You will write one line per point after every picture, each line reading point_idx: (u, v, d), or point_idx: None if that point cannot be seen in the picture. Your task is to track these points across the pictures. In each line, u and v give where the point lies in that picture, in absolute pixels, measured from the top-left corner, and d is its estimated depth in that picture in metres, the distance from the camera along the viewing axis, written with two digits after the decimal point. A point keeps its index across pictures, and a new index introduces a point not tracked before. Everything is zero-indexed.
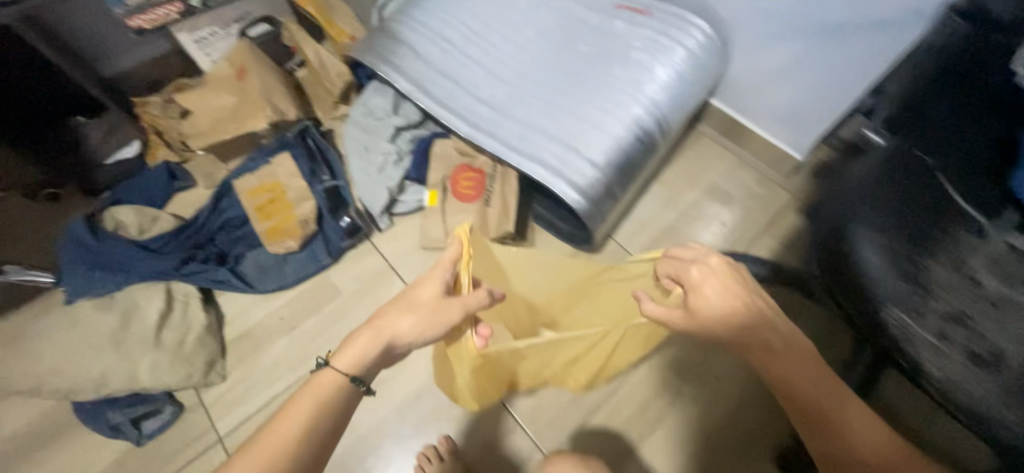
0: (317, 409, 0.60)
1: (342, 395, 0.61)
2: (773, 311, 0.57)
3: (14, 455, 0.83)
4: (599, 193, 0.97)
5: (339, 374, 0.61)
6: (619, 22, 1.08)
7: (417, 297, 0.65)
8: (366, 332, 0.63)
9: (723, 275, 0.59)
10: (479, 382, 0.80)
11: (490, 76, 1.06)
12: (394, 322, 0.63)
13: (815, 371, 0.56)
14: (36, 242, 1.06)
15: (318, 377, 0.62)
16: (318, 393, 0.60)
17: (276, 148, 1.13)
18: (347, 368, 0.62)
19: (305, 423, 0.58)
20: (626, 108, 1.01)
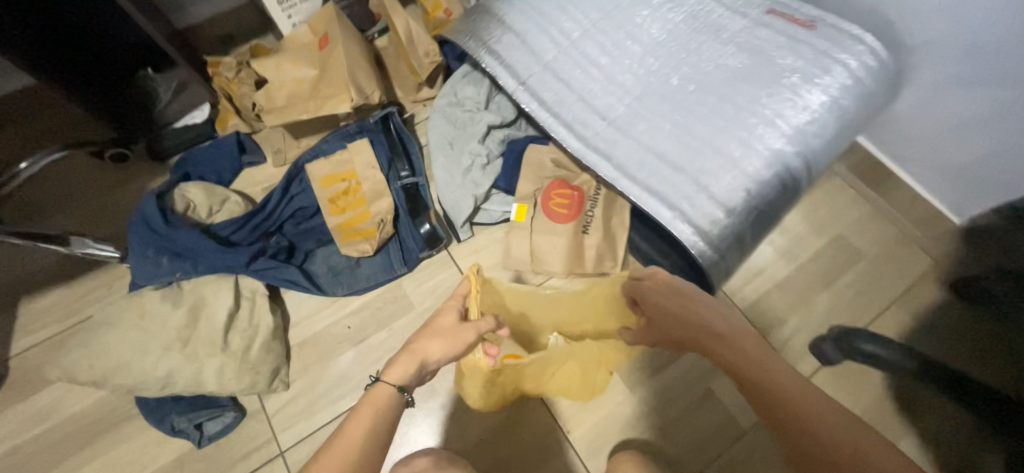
0: (378, 417, 0.60)
1: (395, 403, 0.62)
2: (700, 293, 0.72)
3: (76, 437, 0.81)
4: (726, 243, 0.80)
5: (389, 388, 0.62)
6: (768, 34, 0.91)
7: (439, 322, 0.69)
8: (407, 351, 0.65)
9: (662, 286, 0.75)
10: (488, 398, 0.87)
11: (608, 82, 0.92)
12: (425, 344, 0.66)
13: (749, 350, 0.63)
14: (100, 206, 1.00)
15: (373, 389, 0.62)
16: (374, 405, 0.61)
17: (355, 133, 1.01)
18: (393, 381, 0.62)
19: (371, 432, 0.57)
20: (769, 142, 0.83)
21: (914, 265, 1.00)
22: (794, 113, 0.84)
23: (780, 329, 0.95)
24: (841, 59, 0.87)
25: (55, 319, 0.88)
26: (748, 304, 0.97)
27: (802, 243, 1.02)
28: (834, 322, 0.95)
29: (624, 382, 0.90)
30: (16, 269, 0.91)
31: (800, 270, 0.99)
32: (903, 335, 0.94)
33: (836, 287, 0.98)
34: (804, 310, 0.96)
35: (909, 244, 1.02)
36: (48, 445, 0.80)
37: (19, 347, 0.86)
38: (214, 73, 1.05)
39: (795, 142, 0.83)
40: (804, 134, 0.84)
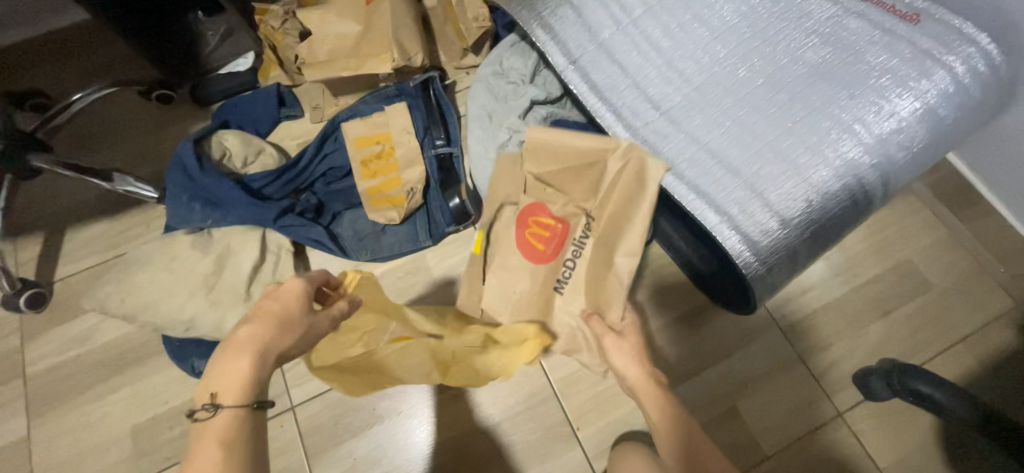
0: (233, 442, 0.44)
1: (250, 422, 0.46)
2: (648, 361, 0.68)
3: (105, 365, 0.85)
4: (779, 258, 0.72)
5: (238, 412, 0.45)
6: (861, 26, 0.80)
7: (288, 305, 0.52)
8: (251, 353, 0.47)
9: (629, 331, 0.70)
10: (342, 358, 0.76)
11: (665, 67, 0.84)
12: (280, 337, 0.50)
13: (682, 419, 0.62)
14: (146, 146, 1.02)
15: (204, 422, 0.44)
16: (221, 434, 0.44)
17: (394, 95, 0.99)
18: (238, 404, 0.45)
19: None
20: (842, 153, 0.73)
21: (991, 305, 0.88)
22: (878, 119, 0.74)
23: (822, 354, 0.87)
24: (947, 63, 0.74)
25: (95, 250, 0.92)
26: (791, 323, 0.89)
27: (861, 264, 0.92)
28: (884, 356, 0.86)
29: None
30: (63, 198, 0.95)
31: (854, 294, 0.90)
32: (963, 382, 0.85)
33: (893, 318, 0.89)
34: (851, 337, 0.88)
35: (988, 282, 0.90)
36: (79, 369, 0.85)
37: (60, 273, 0.91)
38: (261, 22, 1.03)
39: (876, 153, 0.73)
40: (888, 144, 0.73)
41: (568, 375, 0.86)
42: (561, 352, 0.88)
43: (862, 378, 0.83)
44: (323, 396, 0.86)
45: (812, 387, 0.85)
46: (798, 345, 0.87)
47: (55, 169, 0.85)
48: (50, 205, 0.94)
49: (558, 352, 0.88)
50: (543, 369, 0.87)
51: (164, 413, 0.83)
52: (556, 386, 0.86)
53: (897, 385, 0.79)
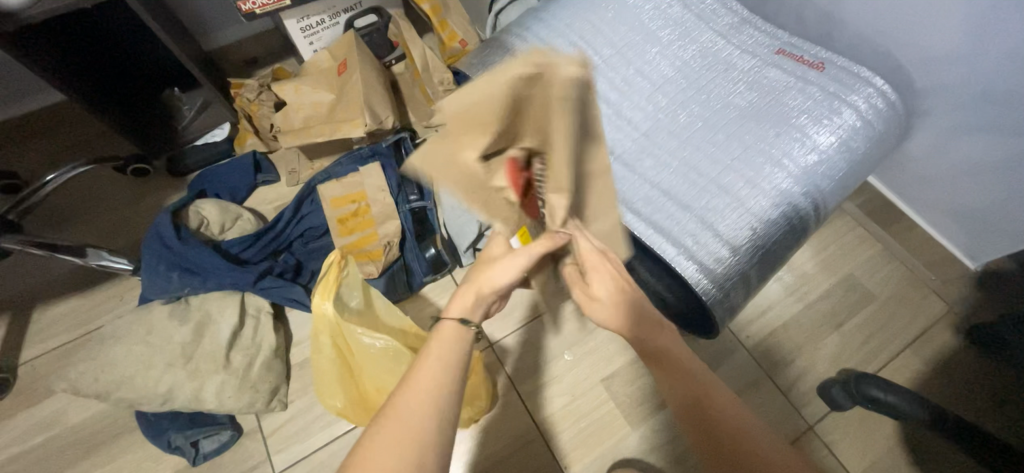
0: (451, 354, 0.53)
1: (465, 337, 0.55)
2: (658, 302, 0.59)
3: (73, 449, 0.81)
4: (732, 283, 0.79)
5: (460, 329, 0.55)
6: (779, 75, 0.92)
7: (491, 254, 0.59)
8: (475, 285, 0.58)
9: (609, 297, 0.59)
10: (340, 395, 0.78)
11: (615, 117, 0.93)
12: (490, 276, 0.57)
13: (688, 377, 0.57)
14: (121, 218, 1.03)
15: (439, 328, 0.55)
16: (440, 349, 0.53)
17: (367, 156, 1.04)
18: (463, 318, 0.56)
19: (440, 383, 0.49)
20: (775, 183, 0.82)
21: (929, 310, 0.97)
22: (802, 152, 0.83)
23: (788, 370, 0.92)
24: (852, 102, 0.86)
25: (65, 328, 0.90)
26: (755, 342, 0.95)
27: (811, 281, 1.00)
28: (844, 366, 0.92)
29: (626, 419, 0.88)
30: (33, 277, 0.94)
31: (809, 310, 0.97)
32: (918, 383, 0.91)
33: (846, 329, 0.96)
34: (812, 350, 0.94)
35: (922, 288, 1.00)
36: (44, 457, 0.81)
37: (26, 355, 0.88)
38: (236, 95, 1.09)
39: (804, 182, 0.82)
40: (812, 175, 0.83)
41: (553, 413, 0.88)
42: (544, 391, 0.90)
43: (826, 389, 0.89)
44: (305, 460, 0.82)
45: (783, 403, 0.90)
46: (765, 362, 0.93)
47: (25, 249, 0.82)
48: (19, 284, 0.93)
49: (541, 390, 0.90)
50: (528, 409, 0.89)
51: None
52: (542, 424, 0.88)
53: (856, 392, 0.85)
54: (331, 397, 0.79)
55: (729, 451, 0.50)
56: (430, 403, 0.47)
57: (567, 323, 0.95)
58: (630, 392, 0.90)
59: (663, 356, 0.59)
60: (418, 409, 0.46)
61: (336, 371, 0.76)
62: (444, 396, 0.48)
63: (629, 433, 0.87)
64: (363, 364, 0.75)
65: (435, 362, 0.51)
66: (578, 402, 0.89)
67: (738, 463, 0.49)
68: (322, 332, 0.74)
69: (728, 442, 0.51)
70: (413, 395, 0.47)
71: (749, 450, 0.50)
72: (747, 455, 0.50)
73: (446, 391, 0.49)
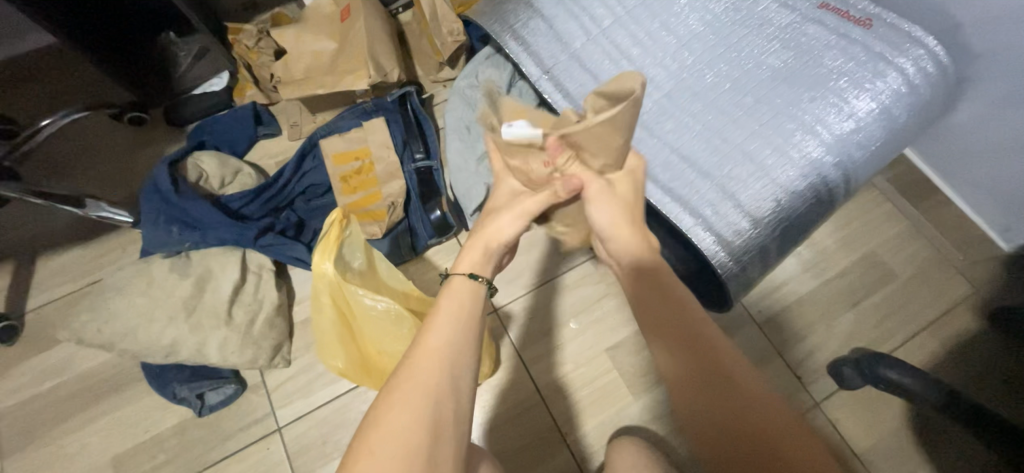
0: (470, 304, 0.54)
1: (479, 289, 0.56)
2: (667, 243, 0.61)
3: (81, 397, 0.83)
4: (751, 256, 0.74)
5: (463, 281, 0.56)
6: (819, 33, 0.84)
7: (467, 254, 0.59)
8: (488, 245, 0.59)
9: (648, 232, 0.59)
10: (342, 357, 0.77)
11: (636, 75, 0.87)
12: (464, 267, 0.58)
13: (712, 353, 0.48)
14: (119, 169, 1.00)
15: (451, 280, 0.57)
16: (459, 294, 0.55)
17: (371, 111, 0.99)
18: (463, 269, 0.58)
19: (458, 332, 0.50)
20: (806, 152, 0.76)
21: (953, 292, 0.92)
22: (837, 119, 0.77)
23: (798, 349, 0.90)
24: (898, 64, 0.79)
25: (68, 277, 0.90)
26: (766, 318, 0.92)
27: (831, 258, 0.96)
28: (856, 345, 0.90)
29: (629, 389, 0.87)
30: (35, 226, 0.93)
31: (826, 287, 0.94)
32: (932, 365, 0.88)
33: (862, 307, 0.92)
34: (824, 328, 0.91)
35: (950, 269, 0.94)
36: (54, 403, 0.82)
37: (32, 303, 0.88)
38: (234, 41, 1.03)
39: (838, 152, 0.76)
40: (847, 143, 0.76)
41: (556, 380, 0.88)
42: (548, 358, 0.89)
43: (837, 367, 0.87)
44: (308, 416, 0.82)
45: (790, 379, 0.88)
46: (775, 338, 0.91)
47: (20, 196, 0.80)
48: (23, 232, 0.93)
49: (545, 357, 0.89)
50: (531, 376, 0.88)
51: (145, 442, 0.81)
52: (546, 391, 0.87)
53: (868, 373, 0.83)
54: (330, 358, 0.77)
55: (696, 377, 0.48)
56: (447, 359, 0.48)
57: (575, 291, 0.93)
58: (634, 363, 0.88)
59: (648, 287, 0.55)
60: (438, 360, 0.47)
61: (337, 333, 0.76)
62: (460, 348, 0.49)
63: (631, 402, 0.86)
64: (364, 327, 0.74)
65: (448, 312, 0.52)
66: (582, 371, 0.88)
67: (719, 395, 0.46)
68: (322, 291, 0.73)
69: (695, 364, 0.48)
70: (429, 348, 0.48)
71: (738, 391, 0.46)
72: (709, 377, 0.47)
73: (463, 343, 0.49)
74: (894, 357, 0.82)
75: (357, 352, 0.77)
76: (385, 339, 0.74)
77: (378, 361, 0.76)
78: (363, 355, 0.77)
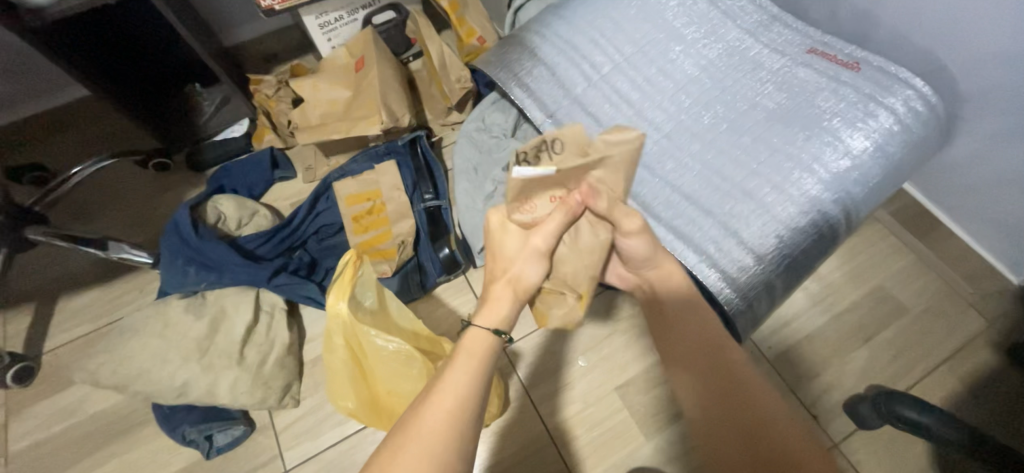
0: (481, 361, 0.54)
1: (491, 345, 0.56)
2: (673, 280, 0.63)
3: (91, 439, 0.83)
4: (757, 292, 0.75)
5: (491, 339, 0.56)
6: (810, 75, 0.88)
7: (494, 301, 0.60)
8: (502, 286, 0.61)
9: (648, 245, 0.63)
10: (353, 397, 0.77)
11: (636, 118, 0.91)
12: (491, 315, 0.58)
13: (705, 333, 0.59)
14: (141, 212, 1.05)
15: (468, 337, 0.57)
16: (470, 352, 0.55)
17: (383, 154, 1.04)
18: (486, 324, 0.58)
19: (461, 399, 0.50)
20: (805, 189, 0.78)
21: (966, 326, 0.91)
22: (833, 157, 0.79)
23: (811, 386, 0.89)
24: (889, 104, 0.82)
25: (87, 318, 0.92)
26: (777, 354, 0.91)
27: (838, 292, 0.95)
28: (871, 381, 0.88)
29: (640, 428, 0.85)
30: (58, 269, 0.96)
31: (836, 322, 0.93)
32: (952, 402, 0.86)
33: (875, 343, 0.91)
34: (837, 364, 0.90)
35: (960, 303, 0.94)
36: (63, 446, 0.83)
37: (49, 344, 0.90)
38: (256, 91, 1.09)
39: (837, 189, 0.78)
40: (844, 180, 0.78)
41: (566, 419, 0.86)
42: (557, 397, 0.88)
43: (853, 405, 0.85)
44: (315, 459, 0.81)
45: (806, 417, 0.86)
46: (787, 375, 0.90)
47: (51, 240, 0.89)
48: (45, 275, 0.96)
49: (554, 396, 0.88)
50: (540, 415, 0.87)
51: None
52: (556, 431, 0.86)
53: (885, 411, 0.80)
54: (340, 399, 0.78)
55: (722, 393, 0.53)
56: (451, 429, 0.47)
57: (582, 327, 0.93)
58: (645, 402, 0.87)
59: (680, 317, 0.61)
60: (442, 424, 0.47)
61: (348, 372, 0.76)
62: (465, 414, 0.49)
63: (643, 443, 0.84)
64: (374, 367, 0.75)
65: (456, 377, 0.52)
66: (592, 410, 0.87)
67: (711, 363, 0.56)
68: (335, 331, 0.74)
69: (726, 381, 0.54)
70: (435, 407, 0.49)
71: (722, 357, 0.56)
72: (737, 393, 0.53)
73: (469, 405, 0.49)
74: (911, 395, 0.81)
75: (367, 393, 0.77)
76: (394, 380, 0.74)
77: (389, 404, 0.76)
78: (373, 396, 0.77)
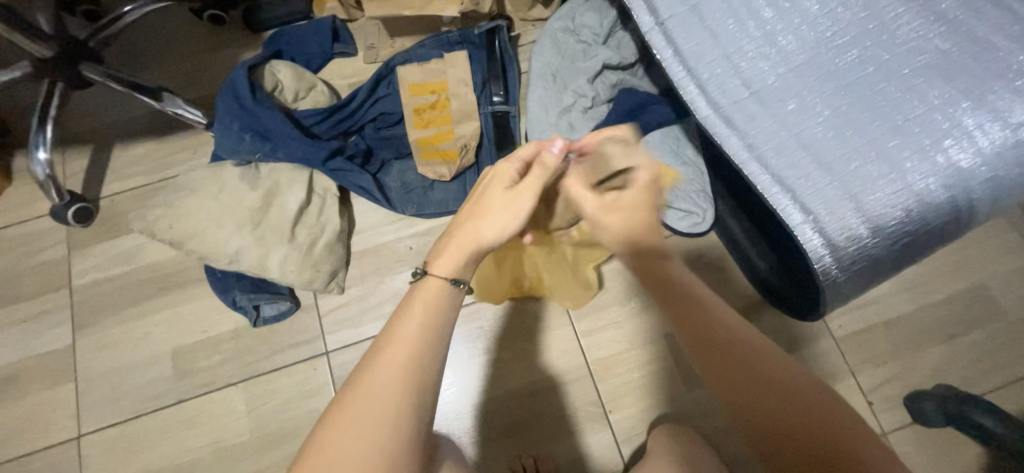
0: (435, 317, 0.48)
1: (451, 298, 0.50)
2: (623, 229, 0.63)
3: (146, 287, 0.85)
4: (857, 265, 0.67)
5: (439, 281, 0.50)
6: (1002, 17, 0.69)
7: (486, 205, 0.54)
8: (527, 193, 0.55)
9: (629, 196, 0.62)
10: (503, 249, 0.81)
11: (763, 40, 0.75)
12: (478, 229, 0.53)
13: (693, 307, 0.55)
14: (193, 68, 0.98)
15: (422, 284, 0.50)
16: (426, 299, 0.49)
17: (455, 42, 0.93)
18: (444, 271, 0.51)
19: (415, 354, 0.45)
20: (954, 159, 0.65)
21: None
22: (1004, 126, 0.64)
23: (875, 373, 0.83)
24: None
25: (143, 170, 0.91)
26: (845, 335, 0.84)
27: (933, 282, 0.85)
28: (942, 380, 0.81)
29: (680, 379, 0.83)
30: (113, 113, 0.94)
31: (922, 312, 0.84)
32: None
33: (958, 343, 0.83)
34: (908, 357, 0.83)
35: None
36: (121, 289, 0.86)
37: (107, 189, 0.90)
38: None
39: (995, 167, 0.64)
40: (1008, 157, 0.64)
41: (608, 356, 0.84)
42: (603, 333, 0.85)
43: (916, 404, 0.79)
44: (355, 345, 0.82)
45: (859, 402, 0.81)
46: (851, 358, 0.83)
47: (105, 82, 0.85)
48: (102, 118, 0.93)
49: (599, 332, 0.85)
50: (581, 348, 0.84)
51: (201, 341, 0.83)
52: (593, 367, 0.83)
53: (957, 415, 0.75)
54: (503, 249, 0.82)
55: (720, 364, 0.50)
56: (413, 383, 0.43)
57: None
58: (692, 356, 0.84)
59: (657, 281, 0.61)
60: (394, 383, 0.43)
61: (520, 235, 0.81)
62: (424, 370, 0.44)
63: (681, 393, 0.82)
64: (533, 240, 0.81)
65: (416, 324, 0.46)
66: (635, 353, 0.84)
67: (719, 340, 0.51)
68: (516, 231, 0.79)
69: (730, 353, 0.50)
70: (388, 366, 0.44)
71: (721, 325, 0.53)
72: (749, 365, 0.49)
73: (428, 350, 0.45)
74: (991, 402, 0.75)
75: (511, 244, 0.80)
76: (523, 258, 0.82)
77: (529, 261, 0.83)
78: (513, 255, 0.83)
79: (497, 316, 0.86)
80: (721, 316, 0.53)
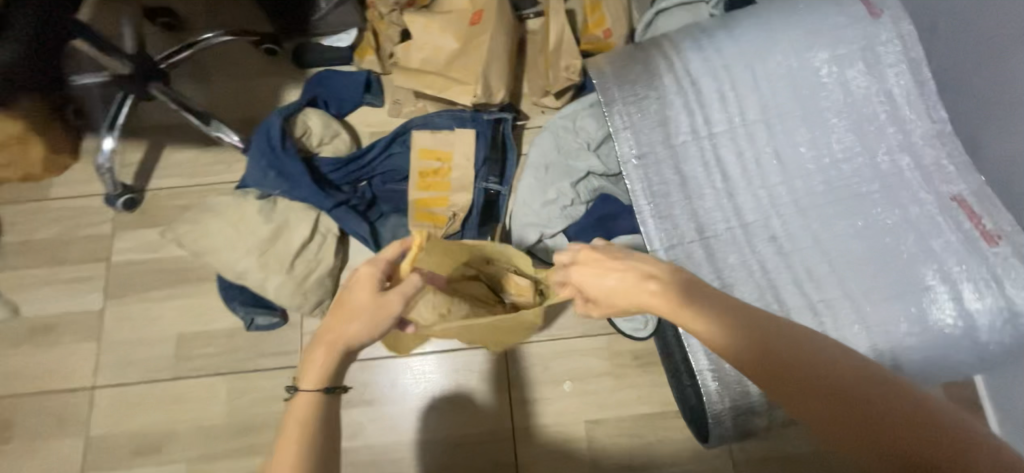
0: (310, 428, 0.55)
1: (326, 403, 0.57)
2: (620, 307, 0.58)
3: (169, 276, 1.02)
4: (745, 415, 0.75)
5: (310, 395, 0.56)
6: (931, 231, 0.78)
7: (352, 311, 0.59)
8: (389, 301, 0.60)
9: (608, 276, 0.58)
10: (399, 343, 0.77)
11: (724, 195, 0.85)
12: (339, 332, 0.58)
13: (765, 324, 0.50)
14: (243, 90, 1.13)
15: (297, 399, 0.57)
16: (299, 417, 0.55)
17: (467, 120, 1.04)
18: (312, 385, 0.56)
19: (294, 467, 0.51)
20: (850, 346, 0.73)
21: None
22: (900, 327, 0.73)
23: None
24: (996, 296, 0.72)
25: (185, 173, 1.07)
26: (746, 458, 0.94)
27: None
28: None
29: (590, 461, 0.94)
30: (172, 120, 1.10)
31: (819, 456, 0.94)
32: None
33: None
34: None
35: None
36: (149, 272, 1.02)
37: (153, 185, 1.07)
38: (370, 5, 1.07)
39: (884, 362, 0.72)
40: (897, 355, 0.72)
41: (532, 426, 0.96)
42: (534, 405, 0.97)
43: None
44: None
45: None
46: None
47: (168, 100, 1.01)
48: (161, 121, 1.09)
49: (530, 402, 0.97)
50: (512, 412, 0.97)
51: (202, 332, 0.99)
52: (518, 431, 0.96)
53: None
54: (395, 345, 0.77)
55: (835, 423, 0.45)
56: None
57: (580, 357, 0.99)
58: (604, 443, 0.95)
59: (700, 298, 0.52)
60: None
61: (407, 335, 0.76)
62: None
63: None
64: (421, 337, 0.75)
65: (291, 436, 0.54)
66: (556, 428, 0.96)
67: (803, 377, 0.46)
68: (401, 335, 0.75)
69: (852, 400, 0.45)
70: None
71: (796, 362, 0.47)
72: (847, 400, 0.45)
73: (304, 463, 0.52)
74: None
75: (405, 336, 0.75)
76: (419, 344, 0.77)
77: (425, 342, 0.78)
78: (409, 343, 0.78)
79: (447, 367, 0.99)
80: (796, 344, 0.48)
